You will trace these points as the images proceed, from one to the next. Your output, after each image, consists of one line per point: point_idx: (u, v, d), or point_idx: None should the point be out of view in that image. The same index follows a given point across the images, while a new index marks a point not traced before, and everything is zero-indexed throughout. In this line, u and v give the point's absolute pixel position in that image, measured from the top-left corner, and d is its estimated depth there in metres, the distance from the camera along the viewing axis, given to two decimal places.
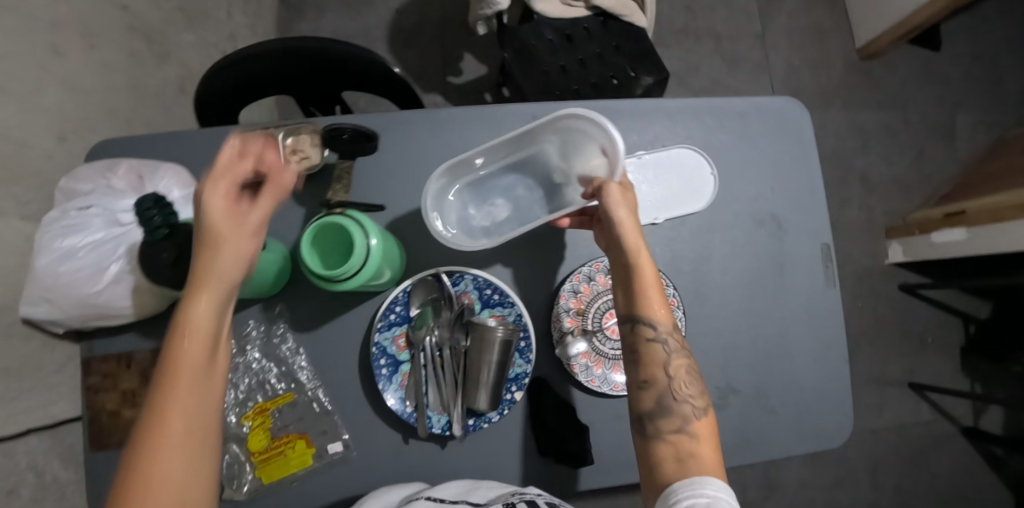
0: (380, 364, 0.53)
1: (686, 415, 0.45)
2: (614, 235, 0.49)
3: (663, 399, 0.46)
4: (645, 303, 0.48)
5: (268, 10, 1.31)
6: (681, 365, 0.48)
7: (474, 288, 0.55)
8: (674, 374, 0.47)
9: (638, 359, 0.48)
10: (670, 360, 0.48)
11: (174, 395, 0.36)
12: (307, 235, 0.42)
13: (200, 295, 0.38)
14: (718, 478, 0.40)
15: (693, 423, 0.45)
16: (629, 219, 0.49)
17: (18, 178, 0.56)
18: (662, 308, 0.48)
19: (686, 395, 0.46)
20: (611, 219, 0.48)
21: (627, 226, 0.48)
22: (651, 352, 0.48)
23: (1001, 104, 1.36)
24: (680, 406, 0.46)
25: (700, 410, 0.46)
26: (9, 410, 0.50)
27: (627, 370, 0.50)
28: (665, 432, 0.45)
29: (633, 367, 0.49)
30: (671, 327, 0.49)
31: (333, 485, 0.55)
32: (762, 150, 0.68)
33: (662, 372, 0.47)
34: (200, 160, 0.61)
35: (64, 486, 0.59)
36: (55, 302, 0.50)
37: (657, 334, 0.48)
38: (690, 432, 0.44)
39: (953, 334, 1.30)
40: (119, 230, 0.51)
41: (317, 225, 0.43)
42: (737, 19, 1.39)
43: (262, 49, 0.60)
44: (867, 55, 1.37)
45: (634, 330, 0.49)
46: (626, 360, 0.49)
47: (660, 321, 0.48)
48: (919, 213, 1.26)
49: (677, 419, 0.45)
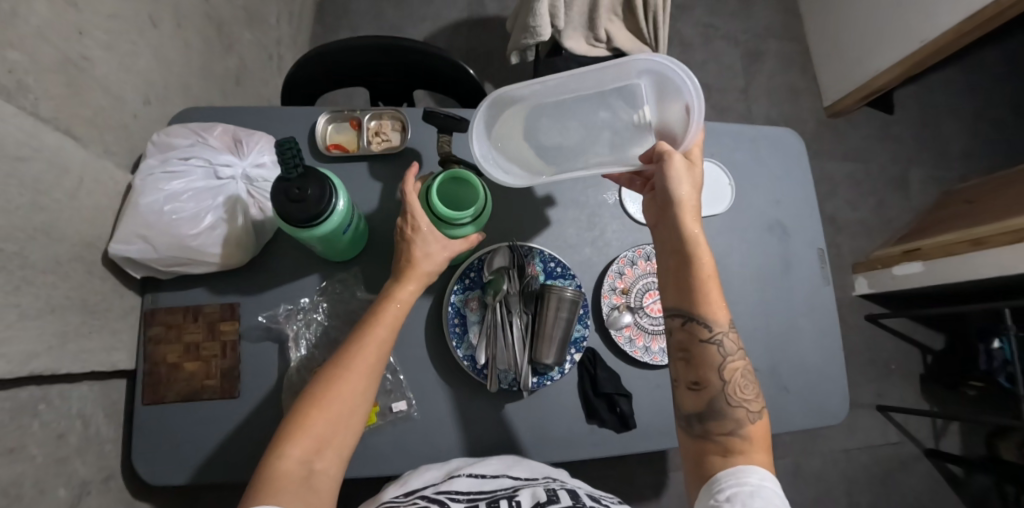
0: (453, 322, 0.60)
1: (739, 419, 0.47)
2: (675, 218, 0.53)
3: (716, 402, 0.48)
4: (702, 300, 0.51)
5: (307, 24, 1.39)
6: (738, 369, 0.49)
7: (540, 261, 0.63)
8: (729, 378, 0.49)
9: (692, 359, 0.50)
10: (725, 363, 0.49)
11: (372, 334, 0.50)
12: (446, 178, 0.53)
13: (408, 281, 0.53)
14: (763, 472, 0.44)
15: (746, 427, 0.47)
16: (690, 198, 0.54)
17: (110, 129, 0.59)
18: (720, 308, 0.51)
19: (740, 399, 0.48)
20: (673, 199, 0.53)
21: (688, 205, 0.54)
22: (705, 353, 0.50)
23: (943, 166, 1.60)
24: (734, 410, 0.48)
25: (754, 413, 0.48)
26: (82, 344, 0.50)
27: (679, 368, 0.52)
28: (717, 433, 0.47)
29: (686, 367, 0.51)
30: (727, 328, 0.50)
31: (395, 443, 0.58)
32: (773, 166, 0.79)
33: (716, 375, 0.49)
34: (285, 133, 0.67)
35: (105, 443, 0.55)
36: (150, 240, 0.53)
37: (712, 335, 0.50)
38: (742, 435, 0.47)
39: (914, 361, 1.45)
40: (219, 182, 0.56)
41: (457, 177, 0.53)
42: (724, 75, 1.60)
43: (367, 40, 0.71)
44: (835, 111, 1.62)
45: (689, 327, 0.51)
46: (677, 357, 0.52)
47: (718, 322, 0.50)
48: (883, 251, 1.45)
49: (730, 422, 0.47)
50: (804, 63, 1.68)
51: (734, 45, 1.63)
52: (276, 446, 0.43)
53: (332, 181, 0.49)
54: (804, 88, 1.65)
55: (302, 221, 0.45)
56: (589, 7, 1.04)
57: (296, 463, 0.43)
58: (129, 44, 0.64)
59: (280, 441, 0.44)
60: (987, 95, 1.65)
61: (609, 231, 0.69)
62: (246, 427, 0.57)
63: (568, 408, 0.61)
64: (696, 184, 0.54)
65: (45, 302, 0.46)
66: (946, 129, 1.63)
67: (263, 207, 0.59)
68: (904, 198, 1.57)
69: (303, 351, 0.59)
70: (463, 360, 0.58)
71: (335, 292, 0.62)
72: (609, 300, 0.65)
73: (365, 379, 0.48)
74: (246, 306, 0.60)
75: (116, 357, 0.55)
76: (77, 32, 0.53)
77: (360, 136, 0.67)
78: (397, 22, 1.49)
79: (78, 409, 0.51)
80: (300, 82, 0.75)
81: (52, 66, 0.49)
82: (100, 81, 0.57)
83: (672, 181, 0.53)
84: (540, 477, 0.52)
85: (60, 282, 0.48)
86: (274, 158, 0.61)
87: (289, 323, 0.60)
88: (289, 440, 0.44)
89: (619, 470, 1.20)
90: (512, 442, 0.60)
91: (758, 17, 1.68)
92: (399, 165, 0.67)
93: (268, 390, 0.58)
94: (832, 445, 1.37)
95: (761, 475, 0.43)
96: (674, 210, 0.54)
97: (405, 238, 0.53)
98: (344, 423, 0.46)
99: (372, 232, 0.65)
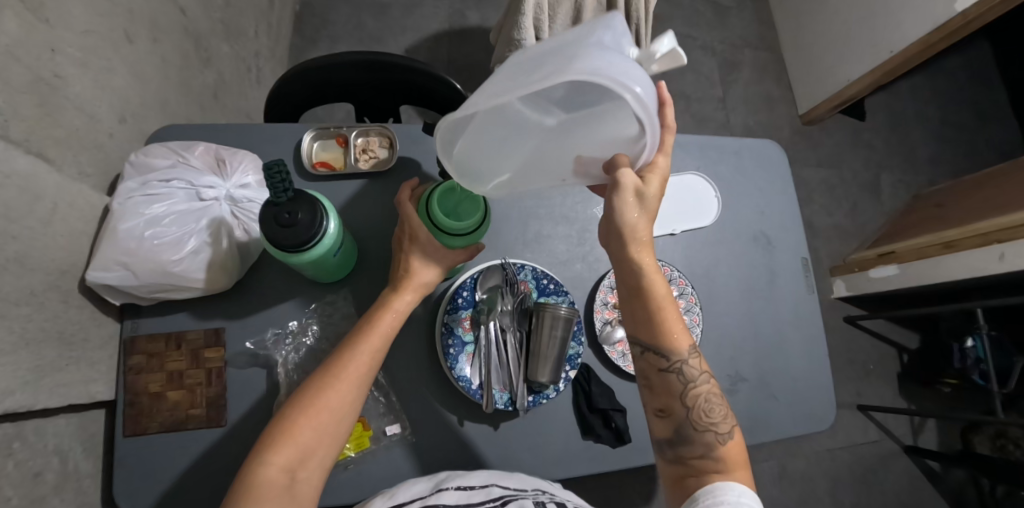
0: (448, 343, 0.59)
1: (709, 443, 0.48)
2: (626, 249, 0.51)
3: (682, 428, 0.49)
4: (659, 330, 0.50)
5: (285, 36, 1.37)
6: (702, 393, 0.49)
7: (532, 277, 0.63)
8: (693, 404, 0.49)
9: (655, 388, 0.51)
10: (688, 389, 0.49)
11: (359, 349, 0.49)
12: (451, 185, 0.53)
13: (403, 293, 0.53)
14: (740, 489, 0.44)
15: (717, 449, 0.47)
16: (644, 224, 0.50)
17: (84, 148, 0.57)
18: (680, 333, 0.50)
19: (708, 424, 0.48)
20: (622, 228, 0.50)
21: (640, 235, 0.50)
22: (666, 381, 0.50)
23: (914, 169, 1.67)
24: (702, 434, 0.48)
25: (725, 435, 0.48)
26: (57, 379, 0.48)
27: (645, 396, 0.52)
28: (689, 457, 0.48)
29: (650, 394, 0.51)
30: (688, 354, 0.50)
31: (391, 468, 0.57)
32: (756, 179, 0.81)
33: (679, 400, 0.49)
34: (272, 152, 0.66)
35: (84, 478, 0.53)
36: (131, 268, 0.51)
37: (671, 364, 0.50)
38: (714, 457, 0.47)
39: (891, 361, 1.50)
40: (201, 204, 0.55)
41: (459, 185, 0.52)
42: (702, 84, 1.63)
43: (353, 58, 0.71)
44: (809, 119, 1.68)
45: (648, 357, 0.51)
46: (642, 385, 0.52)
47: (678, 351, 0.50)
48: (856, 254, 1.51)
49: (699, 446, 0.48)
50: (779, 72, 1.73)
51: (712, 55, 1.67)
52: (255, 455, 0.42)
53: (322, 203, 0.48)
54: (779, 96, 1.71)
55: (292, 246, 0.44)
56: (572, 19, 1.01)
57: (276, 472, 0.42)
58: (103, 60, 0.61)
59: (261, 449, 0.43)
60: (952, 101, 1.73)
61: (599, 246, 0.70)
62: (232, 456, 0.55)
63: (563, 424, 0.61)
64: (652, 208, 0.50)
65: (19, 336, 0.43)
66: (916, 133, 1.70)
67: (248, 229, 0.58)
68: (878, 202, 1.64)
69: (288, 369, 0.58)
70: (458, 381, 0.58)
71: (324, 315, 0.61)
72: (602, 315, 0.65)
73: (348, 397, 0.47)
74: (232, 331, 0.59)
75: (94, 389, 0.53)
76: (50, 49, 0.51)
77: (346, 154, 0.67)
78: (377, 33, 1.48)
79: (55, 445, 0.49)
80: (284, 96, 0.73)
81: (25, 85, 0.47)
82: (74, 99, 0.55)
83: (620, 210, 0.48)
84: (530, 490, 0.50)
85: (35, 313, 0.46)
86: (259, 178, 0.59)
87: (277, 349, 0.59)
88: (270, 448, 0.42)
89: (609, 480, 1.21)
90: (511, 461, 0.59)
91: (734, 28, 1.73)
92: (388, 183, 0.66)
93: (258, 418, 0.56)
94: (815, 444, 1.40)
95: (737, 493, 0.43)
96: (624, 241, 0.50)
97: (405, 250, 0.54)
98: (327, 438, 0.45)
99: (362, 251, 0.64)
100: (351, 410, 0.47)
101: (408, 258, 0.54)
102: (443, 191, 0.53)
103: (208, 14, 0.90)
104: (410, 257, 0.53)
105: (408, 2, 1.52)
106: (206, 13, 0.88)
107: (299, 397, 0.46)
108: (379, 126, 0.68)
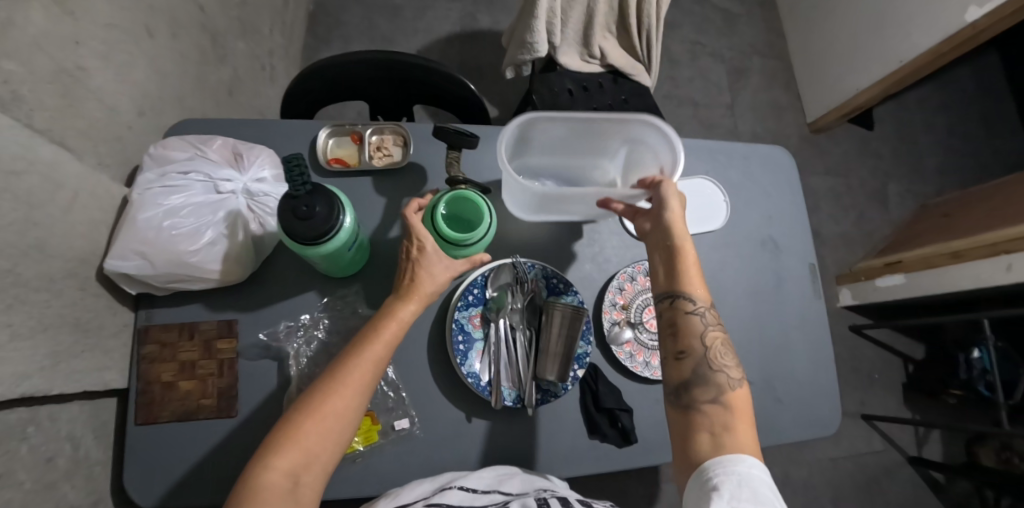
0: (458, 339, 0.59)
1: (721, 386, 0.48)
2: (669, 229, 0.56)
3: (699, 368, 0.49)
4: (686, 277, 0.53)
5: (298, 36, 1.39)
6: (718, 337, 0.51)
7: (542, 276, 0.63)
8: (711, 345, 0.50)
9: (676, 330, 0.52)
10: (708, 331, 0.51)
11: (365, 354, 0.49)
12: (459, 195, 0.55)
13: (410, 299, 0.53)
14: (751, 459, 0.42)
15: (727, 394, 0.48)
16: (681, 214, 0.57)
17: (104, 140, 0.58)
18: (700, 285, 0.54)
19: (723, 365, 0.49)
20: (672, 219, 0.56)
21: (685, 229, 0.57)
22: (689, 323, 0.51)
23: (921, 178, 1.67)
24: (717, 375, 0.49)
25: (736, 381, 0.49)
26: (73, 365, 0.48)
27: (662, 342, 0.53)
28: (700, 402, 0.48)
29: (672, 339, 0.52)
30: (707, 304, 0.53)
31: (398, 463, 0.57)
32: (765, 184, 0.81)
33: (698, 341, 0.51)
34: (287, 147, 0.67)
35: (94, 465, 0.53)
36: (148, 257, 0.52)
37: (697, 306, 0.52)
38: (722, 402, 0.47)
39: (896, 371, 1.49)
40: (218, 196, 0.56)
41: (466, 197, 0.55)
42: (710, 91, 1.64)
43: (368, 58, 0.72)
44: (817, 127, 1.68)
45: (675, 302, 0.53)
46: (665, 332, 0.52)
47: (699, 297, 0.53)
48: (863, 263, 1.51)
49: (712, 389, 0.48)
50: (787, 80, 1.74)
51: (721, 62, 1.68)
52: (260, 458, 0.43)
53: (339, 198, 0.48)
54: (787, 104, 1.71)
55: (309, 239, 0.45)
56: (584, 23, 1.02)
57: (280, 476, 0.42)
58: (125, 54, 0.63)
59: (266, 453, 0.43)
60: (961, 111, 1.73)
61: (608, 247, 0.70)
62: (241, 447, 0.55)
63: (570, 423, 0.61)
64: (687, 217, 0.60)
65: (37, 321, 0.44)
66: (924, 143, 1.70)
67: (264, 222, 0.58)
68: (885, 211, 1.63)
69: (300, 361, 0.58)
70: (467, 377, 0.58)
71: (336, 309, 0.61)
72: (610, 315, 0.66)
73: (353, 402, 0.47)
74: (244, 323, 0.59)
75: (107, 376, 0.54)
76: (74, 41, 0.52)
77: (360, 151, 0.67)
78: (389, 34, 1.49)
79: (67, 431, 0.49)
80: (299, 94, 0.74)
81: (49, 76, 0.48)
82: (96, 91, 0.56)
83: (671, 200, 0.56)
84: (533, 490, 0.50)
85: (53, 299, 0.46)
86: (275, 172, 0.60)
87: (289, 341, 0.59)
88: (275, 452, 0.43)
89: (612, 483, 1.21)
90: (517, 459, 0.59)
91: (743, 35, 1.74)
92: (400, 180, 0.67)
93: (268, 409, 0.57)
94: (818, 453, 1.39)
95: (748, 463, 0.42)
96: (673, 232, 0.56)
97: (411, 259, 0.54)
98: (333, 441, 0.46)
99: (373, 246, 0.64)
100: (356, 414, 0.48)
101: (415, 268, 0.54)
102: (451, 198, 0.56)
103: (225, 12, 0.91)
104: (418, 264, 0.53)
105: (421, 4, 1.53)
106: (223, 10, 0.90)
107: (306, 400, 0.46)
108: (393, 124, 0.69)
